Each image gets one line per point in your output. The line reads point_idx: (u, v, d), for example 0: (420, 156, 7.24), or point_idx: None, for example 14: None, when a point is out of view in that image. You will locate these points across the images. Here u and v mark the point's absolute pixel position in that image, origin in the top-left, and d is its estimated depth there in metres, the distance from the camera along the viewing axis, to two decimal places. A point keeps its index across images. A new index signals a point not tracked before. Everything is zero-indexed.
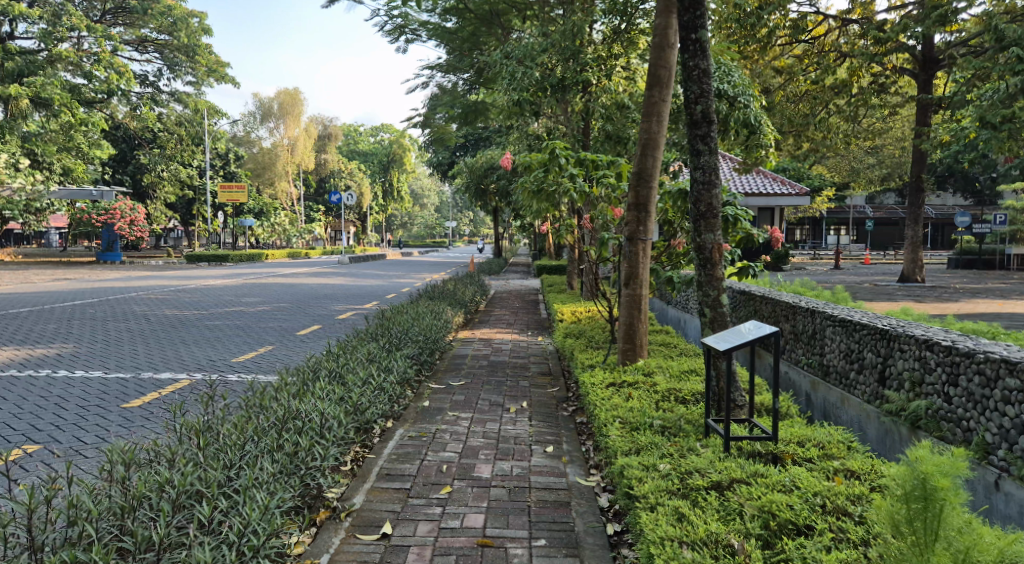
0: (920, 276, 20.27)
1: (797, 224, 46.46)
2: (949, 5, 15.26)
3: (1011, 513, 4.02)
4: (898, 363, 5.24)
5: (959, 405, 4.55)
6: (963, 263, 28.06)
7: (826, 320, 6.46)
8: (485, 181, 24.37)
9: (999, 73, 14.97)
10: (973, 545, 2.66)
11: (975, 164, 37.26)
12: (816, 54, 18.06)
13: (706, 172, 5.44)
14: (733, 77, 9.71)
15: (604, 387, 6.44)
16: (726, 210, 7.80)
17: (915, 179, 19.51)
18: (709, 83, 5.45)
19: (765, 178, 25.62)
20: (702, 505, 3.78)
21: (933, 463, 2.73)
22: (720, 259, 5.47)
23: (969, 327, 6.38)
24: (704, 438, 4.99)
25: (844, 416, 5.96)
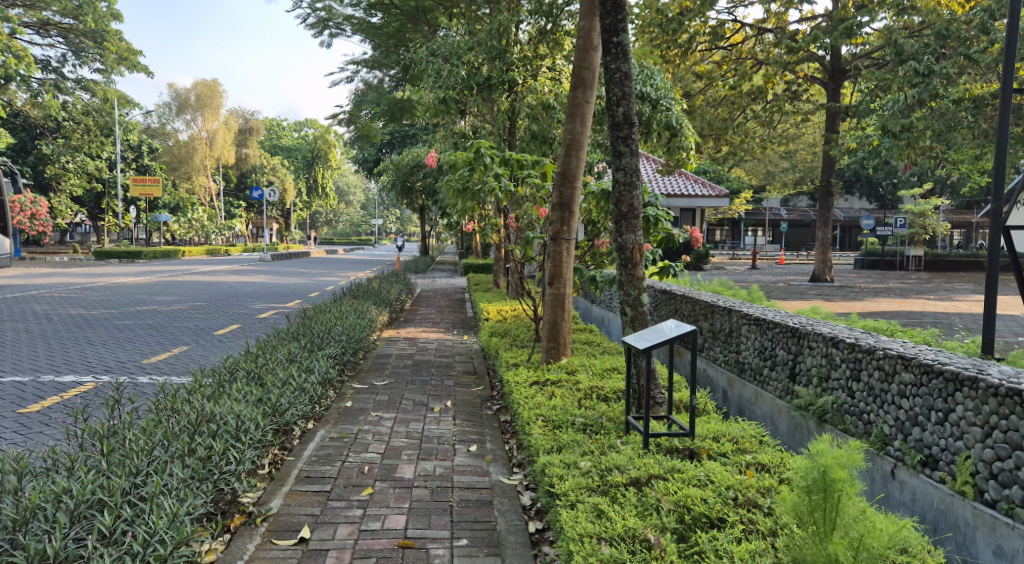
0: (830, 276, 21.21)
1: (716, 225, 48.01)
2: (855, 19, 15.98)
3: (905, 501, 4.23)
4: (807, 359, 5.47)
5: (861, 400, 4.77)
6: (868, 263, 29.47)
7: (742, 319, 6.67)
8: (412, 178, 24.15)
9: (900, 85, 15.79)
10: (866, 533, 2.79)
11: (878, 170, 39.32)
12: (733, 61, 18.61)
13: (627, 173, 5.54)
14: (655, 81, 9.98)
15: (527, 386, 6.48)
16: (647, 211, 7.97)
17: (825, 183, 20.37)
18: (631, 86, 5.55)
19: (688, 180, 26.27)
20: (621, 501, 3.86)
21: (832, 456, 2.86)
22: (640, 259, 5.59)
23: (871, 324, 6.72)
24: (625, 436, 5.08)
25: (758, 412, 6.17)
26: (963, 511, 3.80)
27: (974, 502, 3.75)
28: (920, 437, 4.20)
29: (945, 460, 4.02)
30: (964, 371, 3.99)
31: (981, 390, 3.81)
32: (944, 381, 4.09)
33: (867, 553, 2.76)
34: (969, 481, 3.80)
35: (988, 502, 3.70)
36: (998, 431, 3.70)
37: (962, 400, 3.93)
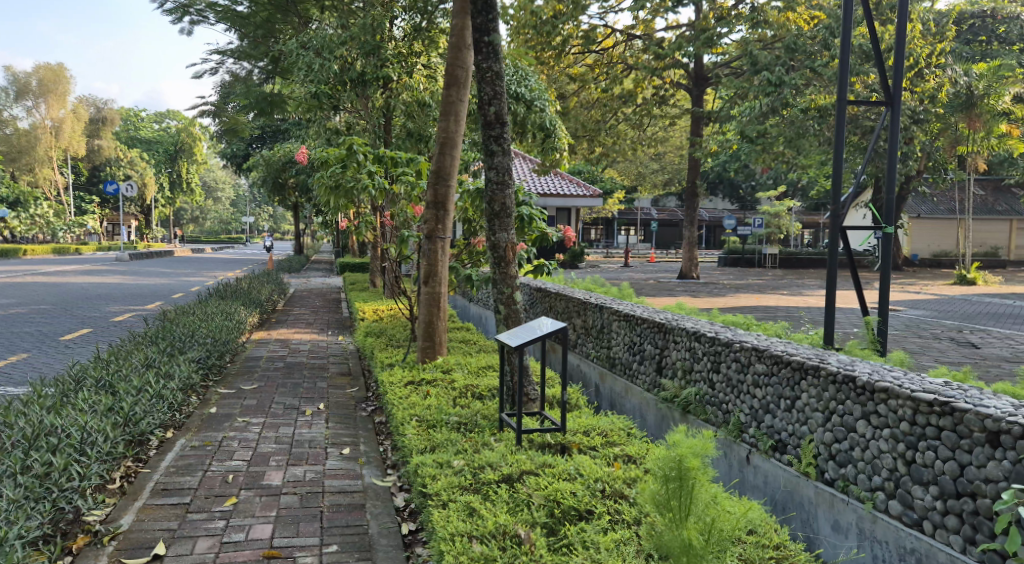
0: (695, 273, 22.25)
1: (591, 224, 49.39)
2: (715, 30, 16.91)
3: (758, 484, 4.51)
4: (673, 353, 5.72)
5: (720, 390, 5.04)
6: (730, 261, 31.21)
7: (613, 315, 6.89)
8: (283, 174, 23.37)
9: (756, 93, 16.81)
10: (716, 517, 2.95)
11: (738, 172, 41.76)
12: (605, 65, 19.17)
13: (499, 172, 5.57)
14: (529, 82, 10.02)
15: (402, 386, 6.40)
16: (520, 210, 8.05)
17: (690, 185, 21.35)
18: (501, 86, 5.59)
19: (563, 180, 26.84)
20: (492, 498, 3.88)
21: (687, 445, 2.99)
22: (513, 257, 5.67)
23: (729, 319, 7.08)
24: (499, 433, 5.11)
25: (628, 405, 6.37)
26: (807, 490, 4.07)
27: (817, 481, 4.03)
28: (771, 423, 4.48)
29: (793, 444, 4.30)
30: (808, 360, 4.29)
31: (822, 377, 4.11)
32: (791, 370, 4.38)
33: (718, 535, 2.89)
34: (812, 462, 4.08)
35: (827, 480, 3.98)
36: (836, 415, 3.98)
37: (806, 388, 4.22)
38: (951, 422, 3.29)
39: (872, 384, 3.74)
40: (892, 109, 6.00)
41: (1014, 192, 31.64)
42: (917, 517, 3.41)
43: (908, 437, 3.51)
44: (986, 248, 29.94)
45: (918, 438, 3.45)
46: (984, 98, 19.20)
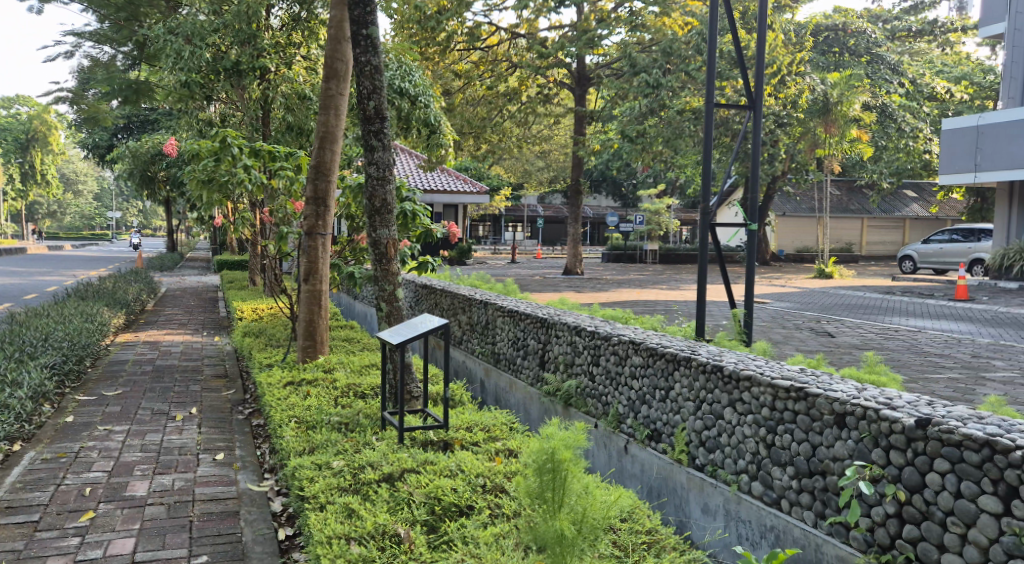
0: (580, 268, 22.76)
1: (478, 221, 49.64)
2: (595, 31, 17.40)
3: (635, 473, 4.68)
4: (554, 348, 5.83)
5: (600, 383, 5.19)
6: (612, 257, 32.17)
7: (497, 312, 6.95)
8: (152, 167, 22.09)
9: (636, 93, 17.43)
10: (588, 506, 3.03)
11: (621, 171, 43.07)
12: (490, 62, 19.31)
13: (380, 168, 5.49)
14: (413, 77, 9.91)
15: (281, 387, 6.19)
16: (403, 206, 7.98)
17: (574, 184, 21.80)
18: (381, 80, 5.50)
19: (450, 177, 26.79)
20: (372, 498, 3.83)
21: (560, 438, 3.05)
22: (394, 254, 5.59)
23: (608, 314, 7.28)
24: (381, 432, 5.03)
25: (512, 400, 6.45)
26: (680, 476, 4.26)
27: (688, 467, 4.22)
28: (647, 413, 4.65)
29: (667, 433, 4.48)
30: (680, 352, 4.48)
31: (693, 367, 4.30)
32: (665, 361, 4.56)
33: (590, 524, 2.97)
34: (685, 449, 4.26)
35: (698, 466, 4.17)
36: (706, 404, 4.18)
37: (679, 378, 4.41)
38: (805, 406, 3.51)
39: (738, 373, 3.95)
40: (754, 113, 6.36)
41: (866, 192, 34.29)
42: (776, 496, 3.62)
43: (768, 421, 3.73)
44: (843, 244, 32.29)
45: (776, 422, 3.67)
46: (838, 105, 20.62)
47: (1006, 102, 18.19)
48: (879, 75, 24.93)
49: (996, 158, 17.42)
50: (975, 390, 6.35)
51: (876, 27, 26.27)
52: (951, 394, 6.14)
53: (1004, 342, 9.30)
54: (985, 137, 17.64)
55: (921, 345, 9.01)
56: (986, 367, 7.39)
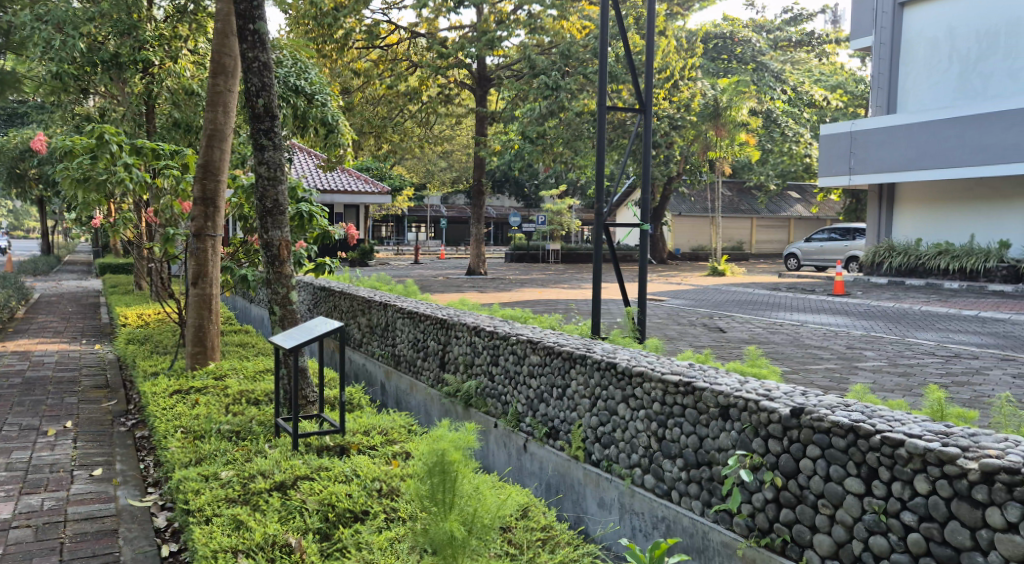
0: (483, 268, 22.80)
1: (381, 221, 49.01)
2: (495, 33, 17.48)
3: (535, 470, 4.75)
4: (454, 349, 5.83)
5: (499, 383, 5.22)
6: (515, 257, 32.39)
7: (396, 313, 6.88)
8: (23, 165, 20.66)
9: (535, 96, 17.65)
10: (480, 506, 3.04)
11: (523, 172, 43.44)
12: (389, 61, 19.10)
13: (270, 167, 5.33)
14: (309, 75, 9.59)
15: (167, 396, 5.92)
16: (299, 206, 7.74)
17: (476, 184, 21.80)
18: (270, 77, 5.33)
19: (350, 177, 26.30)
20: (262, 508, 3.71)
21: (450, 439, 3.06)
22: (287, 255, 5.44)
23: (508, 314, 7.31)
24: (274, 439, 4.88)
25: (413, 402, 6.40)
26: (577, 472, 4.35)
27: (585, 463, 4.31)
28: (545, 412, 4.72)
29: (564, 430, 4.56)
30: (576, 350, 4.57)
31: (589, 365, 4.39)
32: (562, 359, 4.63)
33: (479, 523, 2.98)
34: (581, 446, 4.35)
35: (594, 461, 4.26)
36: (601, 400, 4.27)
37: (575, 375, 4.50)
38: (692, 400, 3.63)
39: (630, 369, 4.05)
40: (644, 116, 6.53)
41: (754, 193, 35.91)
42: (667, 488, 3.74)
43: (659, 416, 3.84)
44: (734, 243, 33.72)
45: (667, 416, 3.79)
46: (727, 110, 21.79)
47: (875, 110, 19.50)
48: (765, 82, 26.14)
49: (869, 161, 18.61)
50: (849, 379, 6.75)
51: (760, 37, 27.53)
52: (826, 384, 6.52)
53: (876, 334, 9.94)
54: (858, 143, 18.82)
55: (802, 338, 9.51)
56: (859, 358, 7.89)
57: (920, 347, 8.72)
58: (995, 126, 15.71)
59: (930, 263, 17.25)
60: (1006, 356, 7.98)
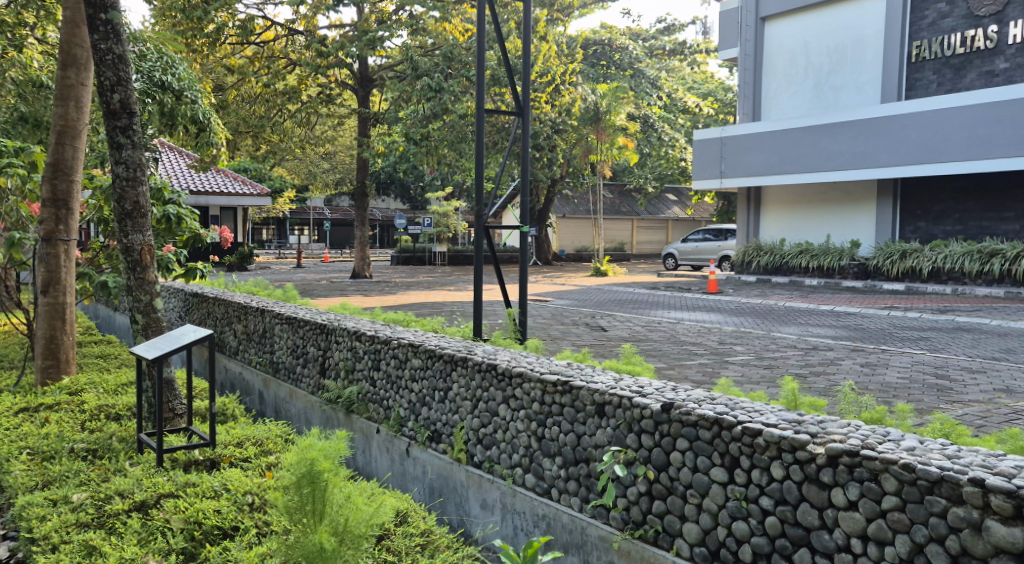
0: (368, 272, 22.39)
1: (260, 224, 47.33)
2: (376, 33, 17.22)
3: (418, 474, 4.70)
4: (335, 354, 5.68)
5: (381, 387, 5.14)
6: (402, 259, 32.04)
7: (274, 319, 6.64)
8: None
9: (418, 98, 17.54)
10: (350, 515, 2.99)
11: (409, 173, 43.05)
12: (266, 59, 18.52)
13: (129, 167, 5.01)
14: (177, 70, 8.84)
15: (13, 414, 5.46)
16: (166, 208, 7.29)
17: (360, 186, 21.37)
18: (127, 72, 5.03)
19: (226, 178, 25.20)
20: (120, 531, 3.47)
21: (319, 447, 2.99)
22: (150, 261, 5.14)
23: (390, 317, 7.22)
24: (136, 456, 4.58)
25: (292, 409, 6.20)
26: (459, 474, 4.34)
27: (467, 465, 4.31)
28: (428, 415, 4.68)
29: (446, 433, 4.54)
30: (458, 352, 4.56)
31: (470, 367, 4.39)
32: (443, 362, 4.61)
33: (350, 533, 2.93)
34: (463, 448, 4.34)
35: (476, 463, 4.27)
36: (482, 401, 4.28)
37: (457, 378, 4.48)
38: (569, 398, 3.69)
39: (510, 370, 4.08)
40: (522, 119, 6.61)
41: (634, 196, 37.11)
42: (547, 486, 3.79)
43: (538, 415, 3.89)
44: (616, 244, 34.72)
45: (546, 415, 3.83)
46: (606, 114, 22.44)
47: (742, 117, 20.63)
48: (642, 88, 27.05)
49: (738, 165, 19.61)
50: (719, 373, 7.10)
51: (637, 45, 28.41)
52: (697, 378, 6.84)
53: (745, 329, 10.50)
54: (728, 148, 19.79)
55: (678, 335, 9.91)
56: (728, 352, 8.32)
57: (784, 341, 9.28)
58: (847, 134, 17.04)
59: (792, 261, 18.40)
60: (857, 347, 8.64)
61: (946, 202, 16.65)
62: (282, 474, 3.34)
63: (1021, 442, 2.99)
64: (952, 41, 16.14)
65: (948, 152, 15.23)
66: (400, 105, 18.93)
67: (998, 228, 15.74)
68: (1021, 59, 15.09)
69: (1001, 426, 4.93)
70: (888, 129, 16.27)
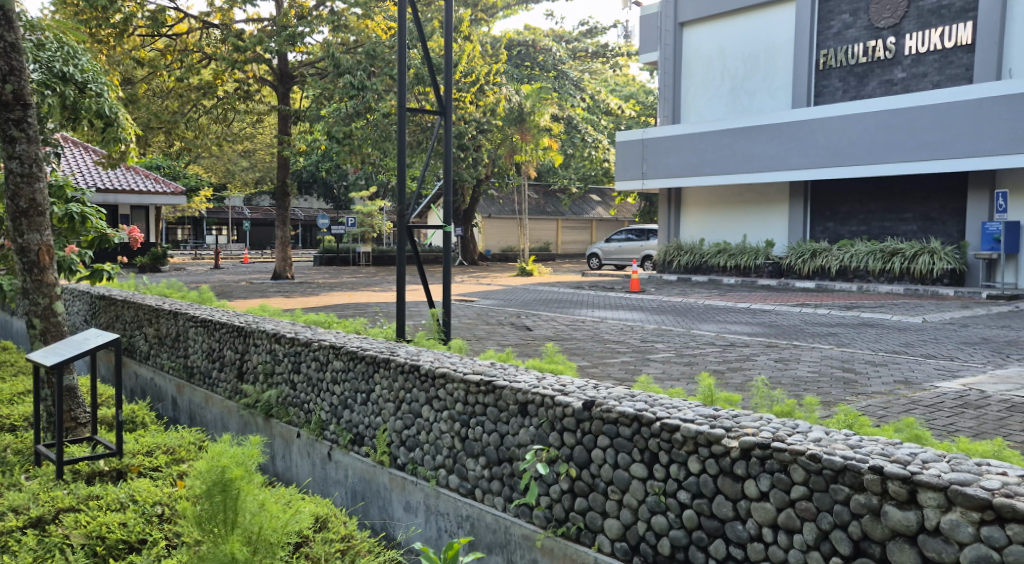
0: (289, 272, 21.88)
1: (175, 224, 45.64)
2: (296, 29, 16.85)
3: (340, 478, 4.62)
4: (253, 357, 5.52)
5: (301, 390, 5.03)
6: (325, 260, 31.45)
7: (188, 321, 6.40)
8: None
9: (340, 96, 17.25)
10: (263, 524, 2.94)
11: (332, 172, 42.25)
12: (178, 52, 17.90)
13: (24, 163, 4.74)
14: (81, 61, 8.30)
15: None
16: (68, 207, 6.94)
17: (280, 185, 20.83)
18: (20, 62, 4.74)
19: (137, 175, 24.19)
20: (14, 550, 3.27)
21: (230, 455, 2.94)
22: (49, 262, 4.90)
23: (311, 319, 7.07)
24: (33, 469, 4.34)
25: (208, 415, 5.99)
26: (382, 477, 4.29)
27: (390, 467, 4.26)
28: (350, 418, 4.60)
29: (369, 436, 4.47)
30: (380, 353, 4.49)
31: (392, 368, 4.33)
32: (365, 364, 4.53)
33: (262, 542, 2.91)
34: (386, 450, 4.28)
35: (399, 465, 4.22)
36: (406, 403, 4.23)
37: (379, 380, 4.41)
38: (492, 398, 3.69)
39: (433, 371, 4.04)
40: (444, 119, 6.57)
41: (559, 196, 37.45)
42: (470, 486, 3.77)
43: (461, 416, 3.87)
44: (541, 244, 34.97)
45: (469, 415, 3.82)
46: (531, 115, 22.60)
47: (662, 119, 21.10)
48: (565, 90, 27.23)
49: (658, 167, 20.05)
50: (640, 370, 7.24)
51: (560, 46, 28.63)
52: (618, 376, 6.96)
53: (666, 327, 10.75)
54: (649, 150, 20.21)
55: (601, 333, 10.06)
56: (650, 350, 8.50)
57: (702, 338, 9.55)
58: (761, 137, 17.65)
59: (711, 261, 18.94)
60: (771, 343, 8.97)
61: (852, 204, 17.46)
62: (191, 483, 3.23)
63: (916, 431, 3.16)
64: (855, 51, 16.99)
65: (854, 155, 15.95)
66: (321, 102, 18.53)
67: (899, 229, 16.61)
68: (917, 69, 16.00)
69: (900, 416, 5.19)
70: (799, 134, 16.93)
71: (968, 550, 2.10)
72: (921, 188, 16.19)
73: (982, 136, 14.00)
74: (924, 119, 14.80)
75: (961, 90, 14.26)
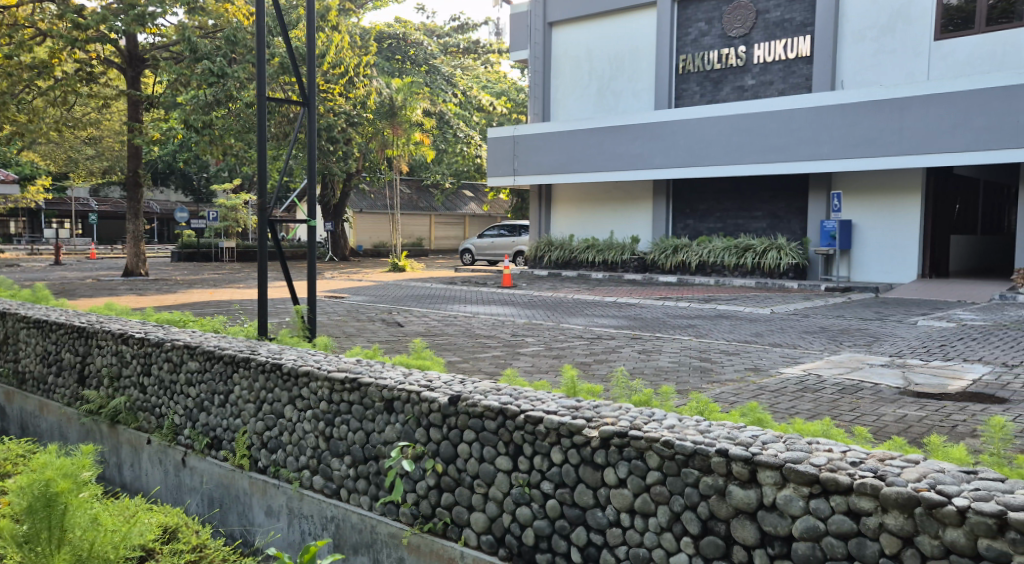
0: (143, 269, 20.52)
1: (10, 215, 41.72)
2: (146, 8, 15.78)
3: (195, 484, 4.39)
4: (96, 360, 5.12)
5: (152, 394, 4.71)
6: (184, 255, 29.73)
7: (19, 323, 5.84)
8: None
9: (197, 82, 16.32)
10: (95, 539, 2.85)
11: (190, 163, 40.00)
12: (7, 27, 16.29)
13: None
14: None
15: None
16: None
17: (132, 175, 19.44)
18: None
19: None
20: None
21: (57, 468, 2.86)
22: None
23: (164, 317, 6.67)
24: None
25: (43, 424, 5.51)
26: (241, 481, 4.10)
27: (249, 471, 4.08)
28: (206, 421, 4.36)
29: (227, 439, 4.25)
30: (240, 352, 4.28)
31: (252, 368, 4.13)
32: (223, 364, 4.31)
33: (94, 558, 2.82)
34: (246, 454, 4.09)
35: (260, 468, 4.05)
36: (266, 404, 4.05)
37: (239, 380, 4.20)
38: (358, 396, 3.60)
39: (295, 369, 3.90)
40: (308, 110, 6.35)
41: (431, 191, 37.26)
42: (335, 487, 3.67)
43: (326, 415, 3.74)
44: (414, 239, 34.66)
45: (334, 414, 3.70)
46: (402, 109, 22.33)
47: (533, 117, 21.43)
48: (437, 85, 27.44)
49: (528, 163, 20.36)
50: (509, 364, 7.32)
51: (431, 41, 28.50)
52: (487, 370, 7.00)
53: (535, 321, 10.91)
54: (520, 147, 20.47)
55: (472, 328, 10.08)
56: (519, 344, 8.60)
57: (570, 331, 9.78)
58: (626, 137, 18.28)
59: (580, 257, 19.47)
60: (634, 335, 9.32)
61: (709, 202, 18.44)
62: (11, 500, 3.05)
63: (759, 414, 3.36)
64: (710, 57, 17.93)
65: (710, 156, 16.83)
66: (176, 87, 17.49)
67: (750, 226, 17.70)
68: (765, 77, 17.09)
69: (749, 401, 5.52)
70: (660, 135, 17.66)
71: (800, 522, 2.25)
72: (770, 188, 17.32)
73: (822, 141, 15.14)
74: (772, 123, 15.82)
75: (804, 98, 15.35)
